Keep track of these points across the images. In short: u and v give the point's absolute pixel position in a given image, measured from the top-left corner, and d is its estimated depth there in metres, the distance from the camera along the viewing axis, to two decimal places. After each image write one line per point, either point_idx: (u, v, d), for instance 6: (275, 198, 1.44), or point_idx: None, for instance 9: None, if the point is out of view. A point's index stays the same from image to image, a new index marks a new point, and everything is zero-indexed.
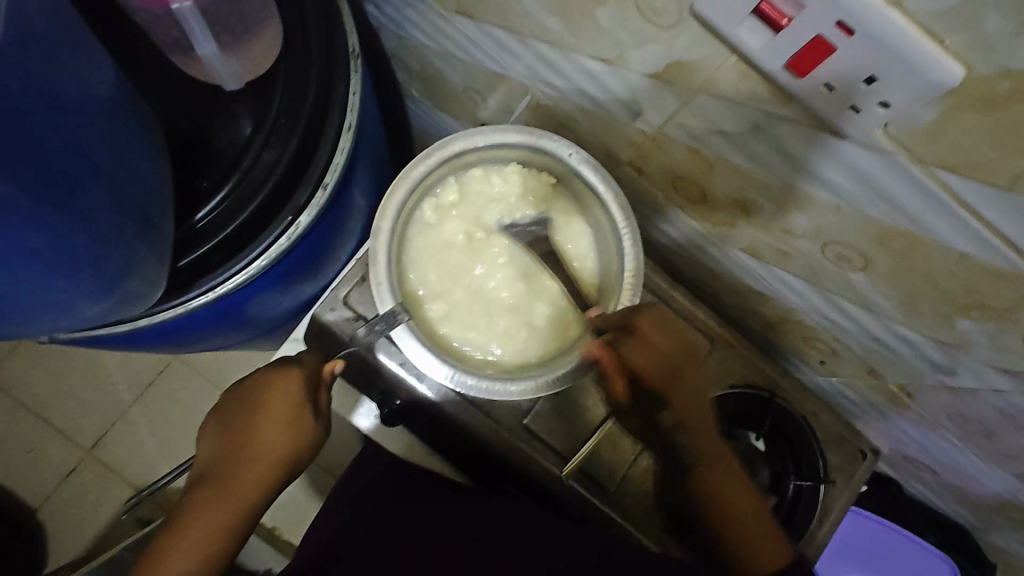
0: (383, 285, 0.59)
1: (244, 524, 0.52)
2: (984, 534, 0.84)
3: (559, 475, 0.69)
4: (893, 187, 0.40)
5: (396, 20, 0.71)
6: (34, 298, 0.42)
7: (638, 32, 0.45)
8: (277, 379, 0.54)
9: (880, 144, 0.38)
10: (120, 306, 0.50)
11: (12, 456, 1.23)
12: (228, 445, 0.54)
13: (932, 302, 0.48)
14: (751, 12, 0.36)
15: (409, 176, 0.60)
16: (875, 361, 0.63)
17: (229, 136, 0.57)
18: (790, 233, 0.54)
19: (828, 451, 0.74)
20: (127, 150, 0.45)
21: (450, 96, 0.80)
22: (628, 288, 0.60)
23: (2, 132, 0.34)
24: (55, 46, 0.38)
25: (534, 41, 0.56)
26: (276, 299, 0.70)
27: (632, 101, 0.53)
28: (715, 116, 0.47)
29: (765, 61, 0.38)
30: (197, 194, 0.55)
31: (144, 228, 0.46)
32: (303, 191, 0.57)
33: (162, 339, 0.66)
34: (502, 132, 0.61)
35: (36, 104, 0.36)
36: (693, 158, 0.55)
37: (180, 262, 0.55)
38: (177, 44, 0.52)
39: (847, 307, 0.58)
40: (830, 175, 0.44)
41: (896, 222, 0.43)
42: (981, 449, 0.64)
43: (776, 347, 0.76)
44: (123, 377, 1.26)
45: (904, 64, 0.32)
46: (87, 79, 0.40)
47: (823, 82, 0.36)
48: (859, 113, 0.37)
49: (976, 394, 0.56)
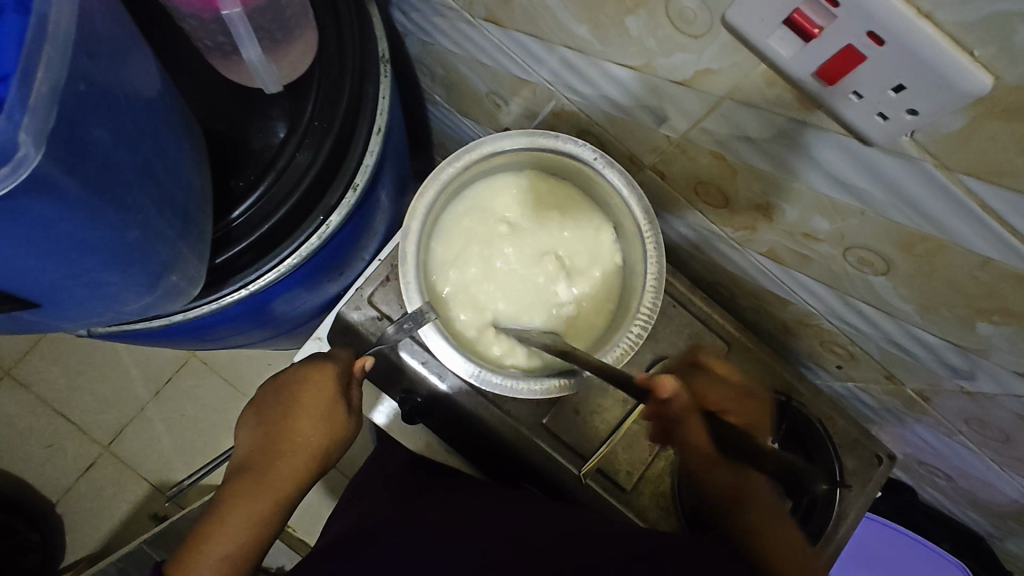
0: (412, 286, 0.61)
1: (276, 517, 0.53)
2: (999, 541, 0.84)
3: (577, 474, 0.70)
4: (918, 192, 0.41)
5: (423, 26, 0.73)
6: (85, 291, 0.44)
7: (667, 41, 0.46)
8: (312, 373, 0.56)
9: (906, 150, 0.39)
10: (160, 301, 0.51)
11: (31, 450, 1.25)
12: (263, 440, 0.55)
13: (954, 306, 0.49)
14: (783, 22, 0.37)
15: (437, 178, 0.61)
16: (894, 365, 0.64)
17: (264, 138, 0.59)
18: (813, 237, 0.55)
19: (844, 455, 0.74)
20: (173, 149, 0.46)
21: (472, 100, 0.82)
22: (649, 290, 0.61)
23: (67, 133, 0.36)
24: (112, 50, 0.40)
25: (561, 47, 0.57)
26: (302, 297, 0.72)
27: (657, 107, 0.55)
28: (741, 122, 0.48)
29: (795, 69, 0.39)
30: (233, 193, 0.57)
31: (186, 225, 0.48)
32: (335, 191, 0.59)
33: (192, 335, 0.68)
34: (526, 135, 0.62)
35: (95, 105, 0.37)
36: (716, 163, 0.56)
37: (216, 259, 0.56)
38: (219, 49, 0.54)
39: (866, 312, 0.59)
40: (855, 181, 0.45)
41: (919, 227, 0.44)
42: (999, 454, 0.65)
43: (793, 351, 0.77)
44: (142, 374, 1.28)
45: (934, 73, 0.33)
46: (136, 81, 0.42)
47: (852, 90, 0.38)
48: (886, 120, 0.38)
49: (996, 398, 0.56)
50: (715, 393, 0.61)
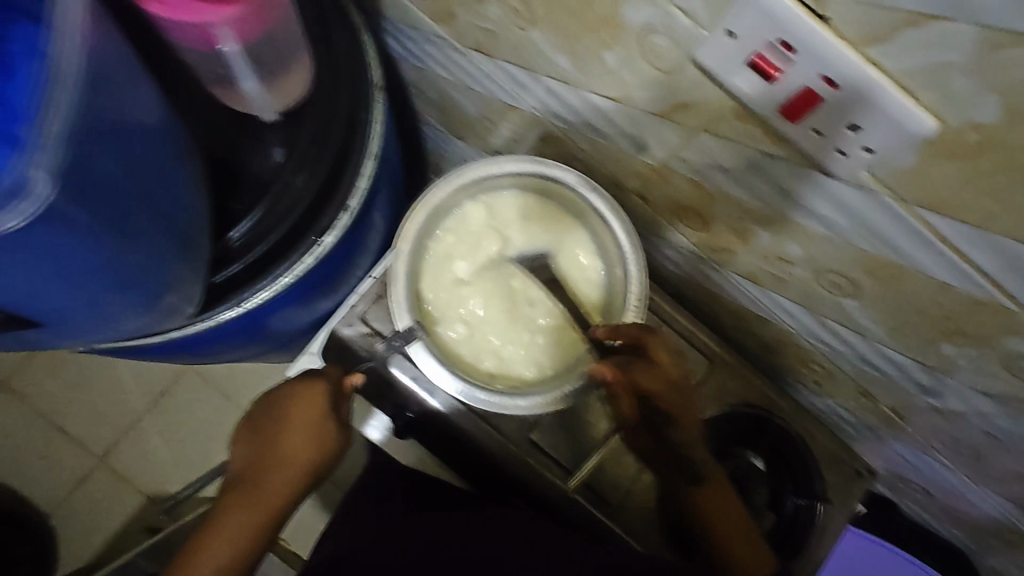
0: (401, 304, 0.63)
1: (267, 529, 0.55)
2: (980, 555, 0.86)
3: (564, 489, 0.72)
4: (878, 221, 0.44)
5: (416, 53, 0.76)
6: (88, 311, 0.46)
7: (643, 75, 0.48)
8: (303, 390, 0.57)
9: (865, 183, 0.41)
10: (159, 319, 0.53)
11: (27, 462, 1.26)
12: (256, 453, 0.57)
13: (919, 328, 0.51)
14: (745, 64, 0.39)
15: (428, 202, 0.64)
16: (869, 383, 0.66)
17: (260, 162, 0.61)
18: (786, 260, 0.57)
19: (825, 471, 0.76)
20: (174, 175, 0.48)
21: (464, 123, 0.84)
22: (632, 309, 0.63)
23: (74, 166, 0.38)
24: (117, 84, 0.42)
25: (545, 78, 0.60)
26: (296, 313, 0.74)
27: (637, 135, 0.57)
28: (714, 152, 0.51)
29: (759, 106, 0.41)
30: (230, 215, 0.59)
31: (186, 248, 0.50)
32: (329, 213, 0.61)
33: (188, 351, 0.70)
34: (514, 161, 0.65)
35: (103, 138, 0.40)
36: (694, 189, 0.58)
37: (214, 279, 0.59)
38: (218, 78, 0.56)
39: (840, 332, 0.61)
40: (821, 210, 0.47)
41: (882, 253, 0.47)
42: (972, 471, 0.67)
43: (774, 368, 0.79)
44: (137, 387, 1.29)
45: (884, 114, 0.35)
46: (140, 110, 0.44)
47: (813, 127, 0.40)
48: (846, 156, 0.40)
49: (965, 417, 0.58)
50: (647, 379, 0.60)
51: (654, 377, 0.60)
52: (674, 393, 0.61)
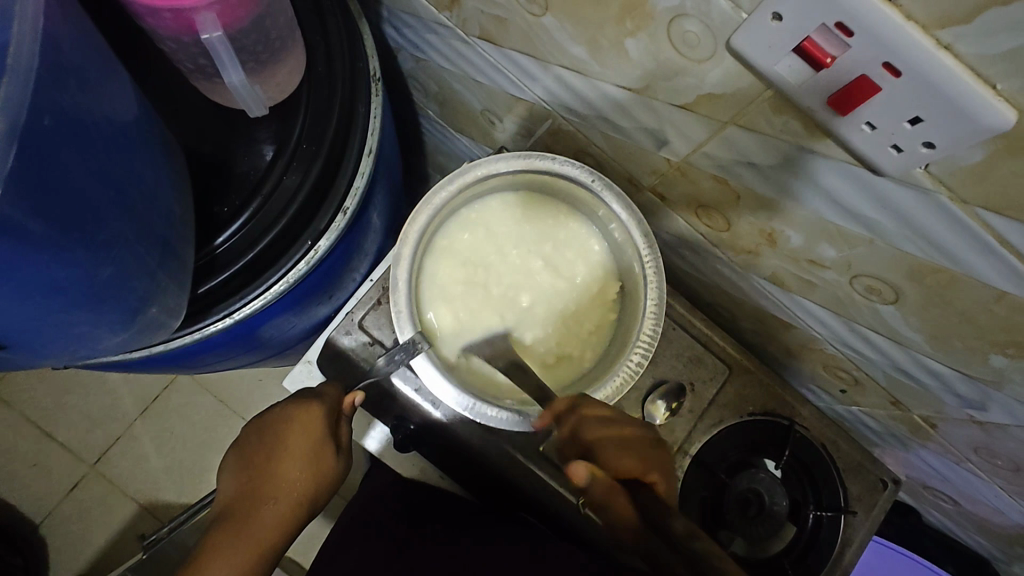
0: (403, 314, 0.59)
1: (260, 568, 0.49)
2: (1006, 564, 0.83)
3: (577, 503, 0.67)
4: (931, 225, 0.40)
5: (415, 42, 0.71)
6: (53, 331, 0.41)
7: (669, 65, 0.44)
8: (299, 413, 0.54)
9: (920, 182, 0.37)
10: (138, 335, 0.49)
11: (15, 471, 1.21)
12: (246, 484, 0.53)
13: (966, 338, 0.47)
14: (792, 49, 0.35)
15: (430, 202, 0.60)
16: (900, 391, 0.62)
17: (250, 161, 0.57)
18: (818, 264, 0.53)
19: (848, 480, 0.72)
20: (150, 176, 0.44)
21: (467, 117, 0.80)
22: (650, 317, 0.59)
23: (29, 168, 0.34)
24: (82, 76, 0.38)
25: (557, 67, 0.55)
26: (291, 321, 0.69)
27: (657, 129, 0.53)
28: (745, 148, 0.47)
29: (803, 97, 0.37)
30: (216, 219, 0.55)
31: (167, 256, 0.46)
32: (324, 215, 0.57)
33: (175, 363, 0.65)
34: (523, 158, 0.61)
35: (64, 136, 0.36)
36: (718, 187, 0.54)
37: (198, 289, 0.54)
38: (201, 71, 0.52)
39: (873, 339, 0.57)
40: (863, 211, 0.43)
41: (932, 258, 0.43)
42: (1008, 483, 0.63)
43: (795, 373, 0.75)
44: (128, 392, 1.25)
45: (953, 106, 0.31)
46: (111, 106, 0.40)
47: (864, 121, 0.36)
48: (900, 152, 0.36)
49: (1007, 429, 0.54)
50: (596, 431, 0.55)
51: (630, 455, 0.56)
52: (629, 452, 0.56)
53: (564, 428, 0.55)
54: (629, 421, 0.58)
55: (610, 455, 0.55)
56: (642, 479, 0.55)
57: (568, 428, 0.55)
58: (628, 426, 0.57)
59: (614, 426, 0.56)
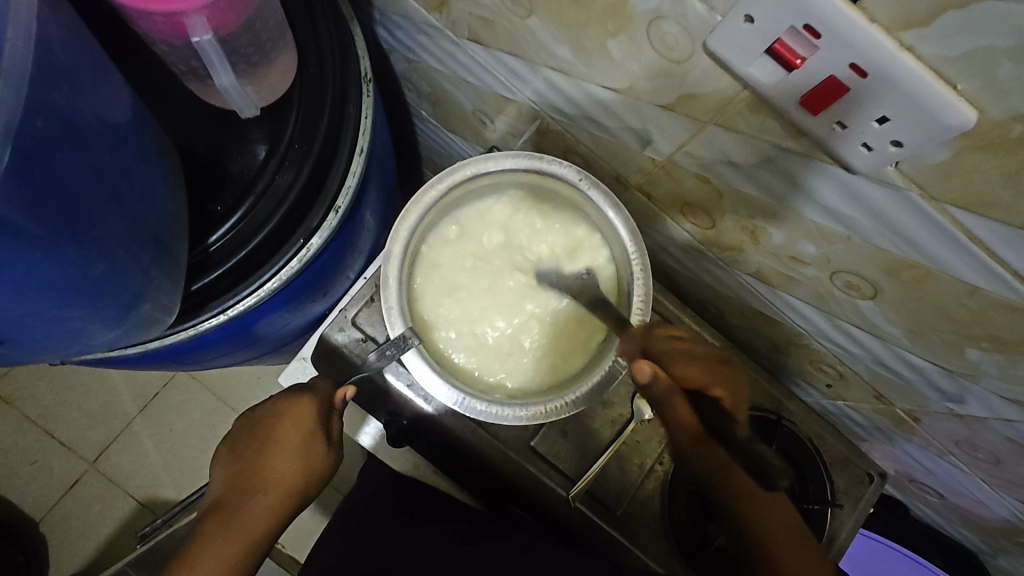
0: (394, 311, 0.60)
1: (250, 557, 0.51)
2: (992, 557, 0.84)
3: (566, 497, 0.69)
4: (903, 221, 0.41)
5: (407, 43, 0.72)
6: (49, 326, 0.43)
7: (650, 65, 0.45)
8: (290, 406, 0.56)
9: (892, 180, 0.38)
10: (133, 331, 0.50)
11: (15, 468, 1.22)
12: (238, 475, 0.55)
13: (943, 332, 0.48)
14: (764, 51, 0.36)
15: (420, 201, 0.61)
16: (883, 385, 0.63)
17: (243, 161, 0.58)
18: (799, 260, 0.54)
19: (835, 474, 0.73)
20: (143, 176, 0.45)
21: (458, 117, 0.81)
22: (637, 314, 0.60)
23: (24, 168, 0.35)
24: (76, 79, 0.39)
25: (543, 68, 0.56)
26: (285, 318, 0.70)
27: (642, 129, 0.54)
28: (725, 147, 0.48)
29: (777, 97, 0.38)
30: (210, 218, 0.56)
31: (159, 254, 0.47)
32: (316, 213, 0.58)
33: (171, 359, 0.67)
34: (511, 157, 0.61)
35: (58, 138, 0.37)
36: (701, 185, 0.55)
37: (192, 286, 0.55)
38: (194, 72, 0.53)
39: (855, 334, 0.58)
40: (839, 207, 0.44)
41: (906, 254, 0.44)
42: (990, 475, 0.64)
43: (783, 369, 0.76)
44: (127, 390, 1.26)
45: (917, 105, 0.32)
46: (104, 108, 0.41)
47: (836, 120, 0.37)
48: (870, 151, 0.37)
49: (986, 422, 0.55)
50: (682, 362, 0.55)
51: (688, 366, 0.55)
52: (716, 375, 0.55)
53: (652, 339, 0.57)
54: (696, 344, 0.58)
55: (676, 365, 0.54)
56: (707, 390, 0.54)
57: (656, 341, 0.57)
58: (696, 344, 0.58)
59: (683, 341, 0.57)
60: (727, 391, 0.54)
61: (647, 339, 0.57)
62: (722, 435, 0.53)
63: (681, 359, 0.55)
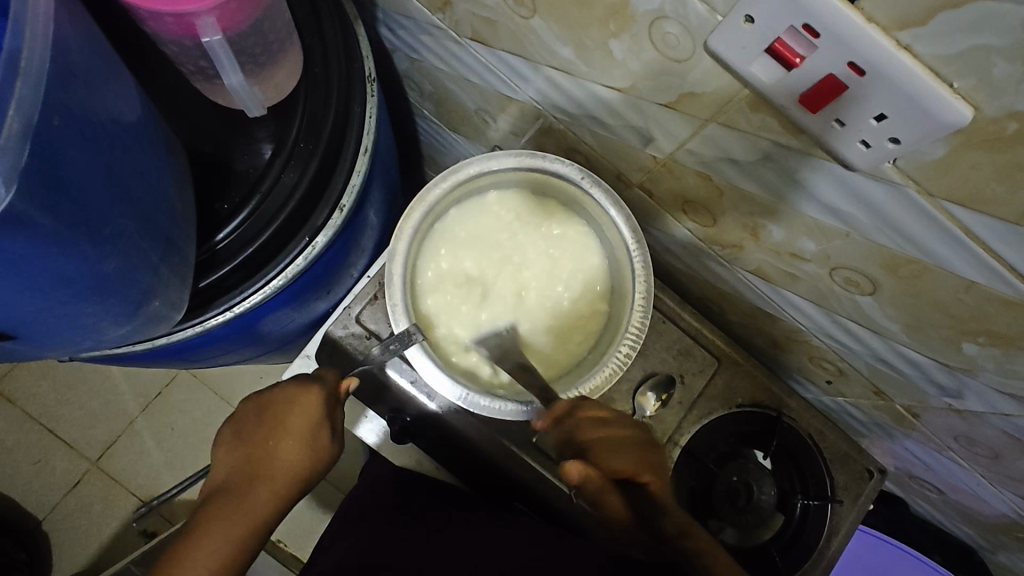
0: (398, 307, 0.60)
1: (253, 541, 0.52)
2: (991, 552, 0.84)
3: (569, 493, 0.70)
4: (901, 217, 0.41)
5: (410, 43, 0.73)
6: (62, 322, 0.43)
7: (652, 64, 0.46)
8: (299, 395, 0.56)
9: (889, 176, 0.39)
10: (142, 327, 0.51)
11: (19, 467, 1.23)
12: (244, 461, 0.55)
13: (940, 327, 0.49)
14: (764, 51, 0.37)
15: (424, 199, 0.61)
16: (882, 381, 0.64)
17: (249, 159, 0.59)
18: (799, 257, 0.55)
19: (834, 470, 0.74)
20: (153, 175, 0.46)
21: (461, 116, 0.81)
22: (638, 311, 0.60)
23: (41, 166, 0.36)
24: (89, 79, 0.40)
25: (546, 67, 0.57)
26: (289, 316, 0.71)
27: (643, 128, 0.55)
28: (726, 145, 0.48)
29: (777, 95, 0.39)
30: (217, 216, 0.57)
31: (169, 251, 0.48)
32: (321, 212, 0.59)
33: (177, 356, 0.67)
34: (514, 156, 0.62)
35: (73, 137, 0.38)
36: (702, 183, 0.56)
37: (200, 282, 0.56)
38: (202, 72, 0.53)
39: (854, 330, 0.58)
40: (839, 204, 0.45)
41: (905, 250, 0.44)
42: (988, 470, 0.65)
43: (782, 365, 0.77)
44: (130, 389, 1.26)
45: (914, 102, 0.33)
46: (116, 107, 0.42)
47: (834, 118, 0.38)
48: (869, 148, 0.38)
49: (983, 417, 0.56)
50: (609, 455, 0.58)
51: (627, 452, 0.59)
52: (633, 449, 0.59)
53: (580, 427, 0.57)
54: (625, 425, 0.60)
55: (603, 455, 0.57)
56: (638, 478, 0.59)
57: (585, 428, 0.57)
58: (625, 428, 0.60)
59: (611, 427, 0.59)
60: (654, 475, 0.60)
61: (577, 429, 0.57)
62: (649, 502, 0.60)
63: (603, 447, 0.58)
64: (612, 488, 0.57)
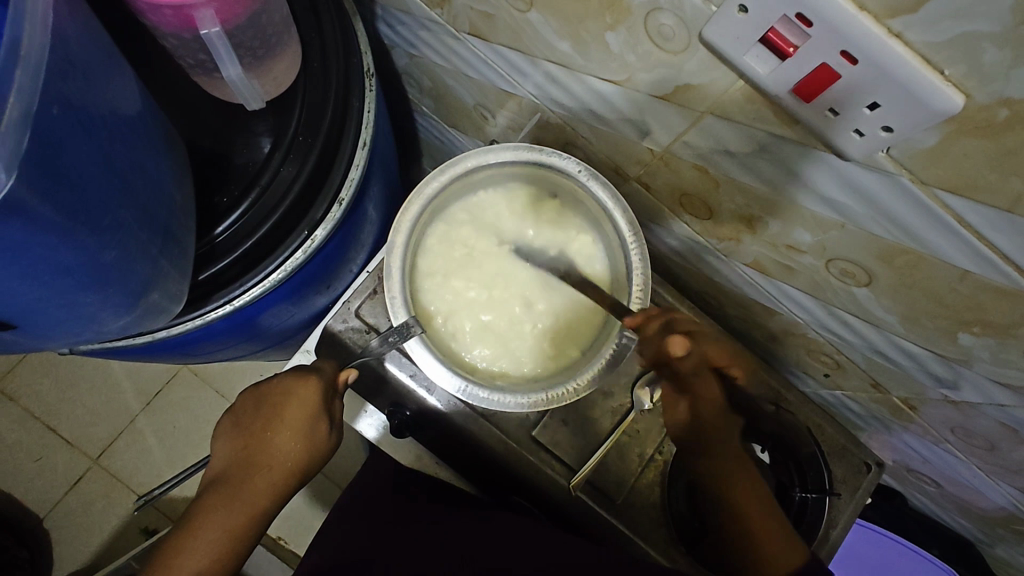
0: (397, 300, 0.61)
1: (250, 531, 0.53)
2: (989, 546, 0.84)
3: (568, 486, 0.70)
4: (896, 207, 0.42)
5: (409, 39, 0.73)
6: (62, 312, 0.44)
7: (647, 56, 0.46)
8: (296, 386, 0.57)
9: (883, 165, 0.39)
10: (142, 319, 0.51)
11: (20, 465, 1.23)
12: (242, 452, 0.55)
13: (935, 317, 0.49)
14: (758, 40, 0.37)
15: (422, 193, 0.62)
16: (880, 373, 0.64)
17: (248, 153, 0.59)
18: (795, 249, 0.55)
19: (832, 463, 0.74)
20: (152, 167, 0.46)
21: (460, 112, 0.82)
22: (635, 303, 0.61)
23: (42, 156, 0.36)
24: (89, 71, 0.40)
25: (543, 61, 0.57)
26: (289, 310, 0.71)
27: (640, 120, 0.55)
28: (721, 137, 0.49)
29: (771, 86, 0.39)
30: (217, 209, 0.57)
31: (168, 243, 0.48)
32: (320, 206, 0.59)
33: (177, 350, 0.68)
34: (512, 149, 0.63)
35: (72, 127, 0.38)
36: (699, 176, 0.56)
37: (200, 275, 0.56)
38: (201, 66, 0.54)
39: (851, 322, 0.59)
40: (833, 194, 0.45)
41: (899, 240, 0.45)
42: (985, 462, 0.65)
43: (780, 359, 0.77)
44: (131, 386, 1.27)
45: (906, 90, 0.33)
46: (116, 100, 0.43)
47: (828, 107, 0.38)
48: (862, 137, 0.38)
49: (979, 407, 0.56)
50: (714, 348, 0.59)
51: (716, 348, 0.59)
52: (721, 348, 0.59)
53: (648, 323, 0.58)
54: (692, 322, 0.59)
55: (706, 347, 0.58)
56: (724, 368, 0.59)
57: (651, 327, 0.58)
58: (692, 324, 0.59)
59: (693, 325, 0.59)
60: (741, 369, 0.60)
61: (670, 322, 0.58)
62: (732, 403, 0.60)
63: (703, 337, 0.58)
64: (710, 381, 0.59)
